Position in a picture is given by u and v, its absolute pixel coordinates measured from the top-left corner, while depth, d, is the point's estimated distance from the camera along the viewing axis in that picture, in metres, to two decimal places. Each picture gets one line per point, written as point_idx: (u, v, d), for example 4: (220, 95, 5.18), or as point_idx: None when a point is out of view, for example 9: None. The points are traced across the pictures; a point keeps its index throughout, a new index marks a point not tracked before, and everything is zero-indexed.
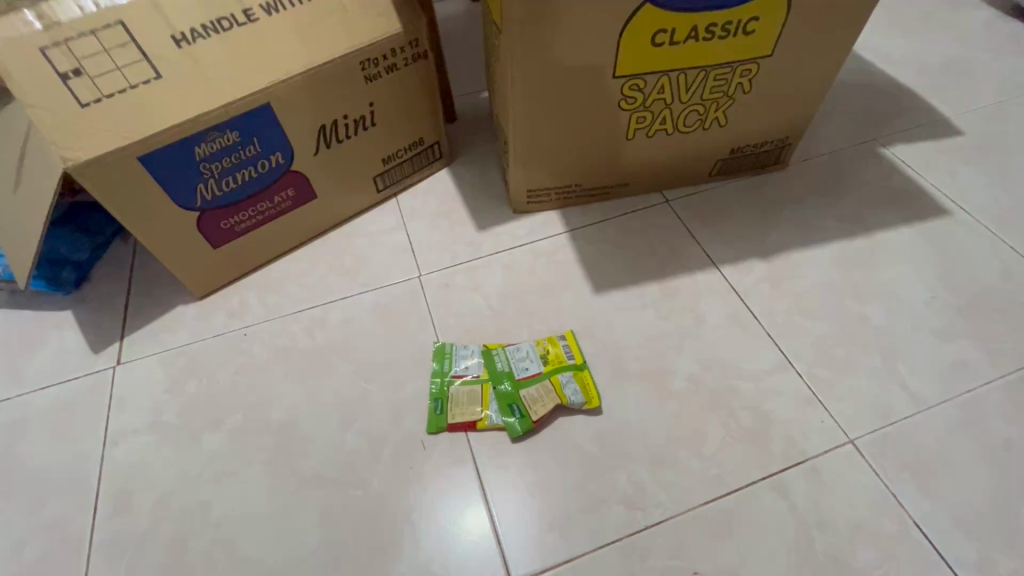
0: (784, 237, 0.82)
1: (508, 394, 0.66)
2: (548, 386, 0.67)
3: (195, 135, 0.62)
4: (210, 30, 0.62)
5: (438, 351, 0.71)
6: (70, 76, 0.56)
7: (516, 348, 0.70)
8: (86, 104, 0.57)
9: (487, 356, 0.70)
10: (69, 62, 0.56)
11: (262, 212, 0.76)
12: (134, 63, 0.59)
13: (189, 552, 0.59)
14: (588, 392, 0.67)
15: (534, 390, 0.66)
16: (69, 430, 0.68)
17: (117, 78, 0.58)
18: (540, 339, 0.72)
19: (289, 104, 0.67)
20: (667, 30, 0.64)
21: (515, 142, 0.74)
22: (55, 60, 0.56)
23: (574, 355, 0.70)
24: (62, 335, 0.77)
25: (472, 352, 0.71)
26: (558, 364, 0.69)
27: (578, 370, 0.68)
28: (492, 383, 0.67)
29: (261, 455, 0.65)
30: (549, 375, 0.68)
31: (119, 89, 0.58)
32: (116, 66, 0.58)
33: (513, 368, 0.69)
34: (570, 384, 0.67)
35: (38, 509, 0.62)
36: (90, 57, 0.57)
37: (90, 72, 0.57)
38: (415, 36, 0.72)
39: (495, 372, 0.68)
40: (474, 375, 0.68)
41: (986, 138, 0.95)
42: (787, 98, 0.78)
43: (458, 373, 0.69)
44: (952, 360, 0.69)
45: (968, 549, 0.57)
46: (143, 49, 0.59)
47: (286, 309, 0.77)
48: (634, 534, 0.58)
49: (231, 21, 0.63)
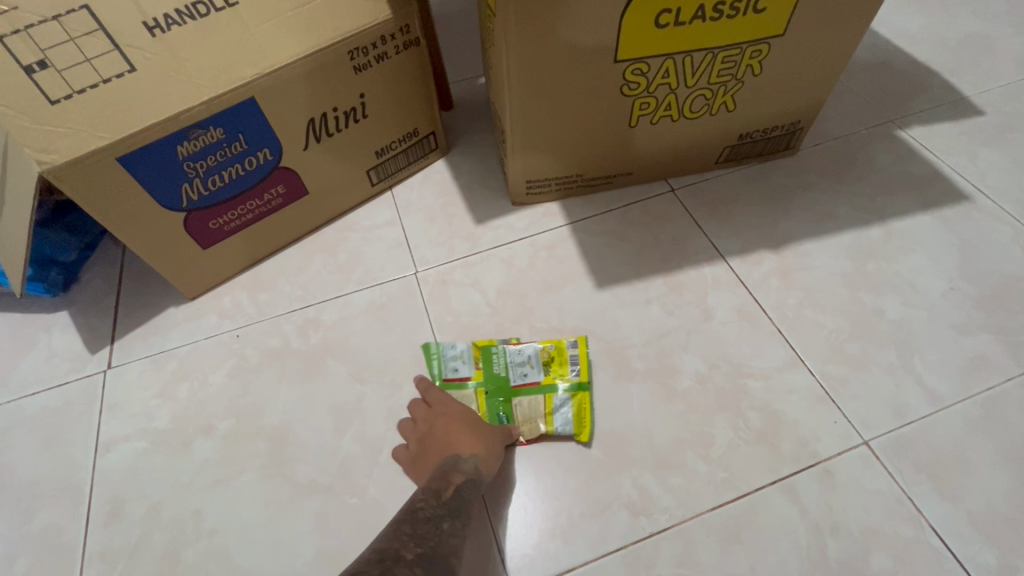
0: (795, 226, 0.79)
1: (501, 400, 0.65)
2: (540, 405, 0.64)
3: (177, 133, 0.60)
4: (186, 15, 0.57)
5: (430, 348, 0.68)
6: (34, 69, 0.52)
7: (519, 352, 0.67)
8: (56, 102, 0.53)
9: (485, 354, 0.67)
10: (31, 53, 0.51)
11: (252, 210, 0.73)
12: (104, 54, 0.54)
13: (183, 563, 0.58)
14: (580, 424, 0.63)
15: (527, 403, 0.65)
16: (61, 437, 0.67)
17: (88, 72, 0.54)
18: (545, 342, 0.68)
19: (275, 97, 0.64)
20: (672, 10, 0.60)
21: (513, 131, 0.71)
22: (17, 51, 0.50)
23: (579, 372, 0.65)
24: (52, 338, 0.75)
25: (462, 353, 0.68)
26: (559, 379, 0.65)
27: (576, 392, 0.65)
28: (489, 384, 0.66)
29: (256, 462, 0.64)
30: (545, 392, 0.65)
31: (91, 85, 0.54)
32: (85, 57, 0.53)
33: (511, 373, 0.66)
34: (563, 410, 0.63)
35: (31, 518, 0.62)
36: (55, 46, 0.52)
37: (56, 64, 0.52)
38: (406, 21, 0.69)
39: (493, 374, 0.66)
40: (473, 374, 0.67)
41: (1008, 118, 0.90)
42: (799, 81, 0.74)
43: (449, 374, 0.67)
44: (972, 354, 0.66)
45: (988, 555, 0.55)
46: (113, 38, 0.54)
47: (279, 309, 0.75)
48: (639, 540, 0.56)
49: (208, 6, 0.58)
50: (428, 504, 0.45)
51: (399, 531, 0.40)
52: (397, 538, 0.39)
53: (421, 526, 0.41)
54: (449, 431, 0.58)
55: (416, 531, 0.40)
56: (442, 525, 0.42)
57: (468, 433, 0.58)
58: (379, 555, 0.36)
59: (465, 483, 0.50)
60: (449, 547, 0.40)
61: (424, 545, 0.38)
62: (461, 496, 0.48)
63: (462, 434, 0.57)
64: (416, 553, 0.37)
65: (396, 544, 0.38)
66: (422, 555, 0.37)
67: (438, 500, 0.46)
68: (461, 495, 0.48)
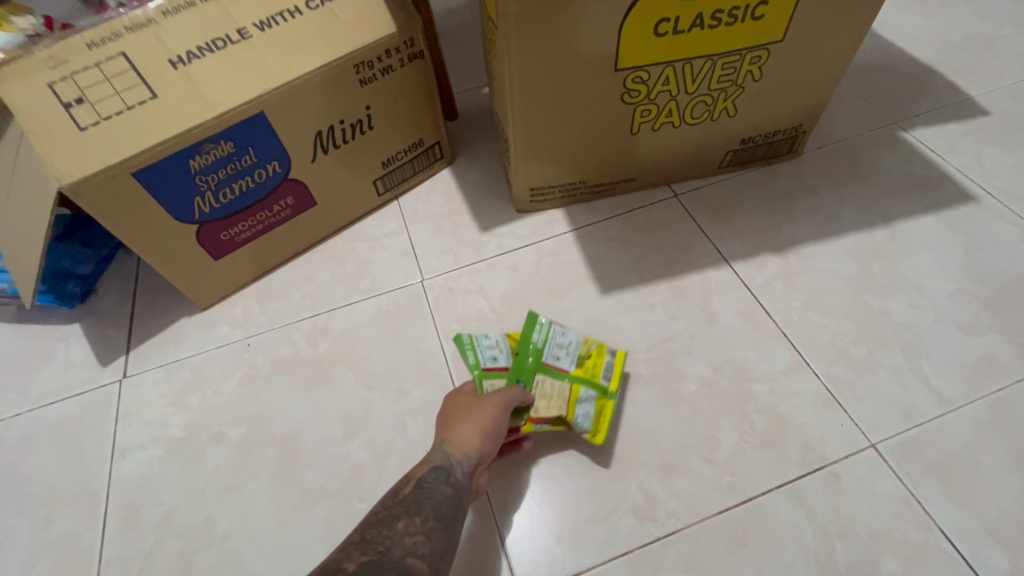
0: (799, 229, 0.79)
1: (527, 370, 0.64)
2: (565, 392, 0.63)
3: (189, 148, 0.62)
4: (206, 50, 0.62)
5: (464, 339, 0.66)
6: (72, 104, 0.57)
7: (563, 335, 0.67)
8: (85, 128, 0.57)
9: (528, 326, 0.67)
10: (72, 91, 0.57)
11: (261, 222, 0.75)
12: (132, 87, 0.59)
13: (196, 568, 0.59)
14: (598, 424, 0.61)
15: (552, 382, 0.64)
16: (79, 445, 0.68)
17: (116, 102, 0.58)
18: (591, 338, 0.67)
19: (285, 112, 0.66)
20: (670, 19, 0.61)
21: (516, 139, 0.72)
22: (60, 91, 0.57)
23: (611, 379, 0.64)
24: (69, 349, 0.77)
25: (498, 343, 0.67)
26: (589, 377, 0.64)
27: (602, 395, 0.63)
28: (521, 354, 0.65)
29: (267, 468, 0.65)
30: (572, 382, 0.64)
31: (117, 112, 0.58)
32: (116, 91, 0.58)
33: (546, 350, 0.66)
34: (585, 406, 0.62)
35: (49, 525, 0.63)
36: (93, 85, 0.58)
37: (91, 99, 0.57)
38: (410, 35, 0.70)
39: (528, 343, 0.66)
40: (507, 345, 0.66)
41: (1013, 117, 0.90)
42: (799, 86, 0.74)
43: (488, 364, 0.65)
44: (980, 355, 0.66)
45: (1000, 558, 0.54)
46: (141, 74, 0.59)
47: (289, 318, 0.77)
48: (645, 544, 0.57)
49: (225, 41, 0.63)
50: (384, 506, 0.45)
51: (351, 540, 0.41)
52: (345, 548, 0.39)
53: (373, 530, 0.41)
54: (444, 420, 0.57)
55: (365, 536, 0.40)
56: (394, 525, 0.42)
57: (449, 423, 0.56)
58: (322, 567, 0.37)
59: (428, 474, 0.49)
60: (402, 547, 0.40)
61: (370, 551, 0.39)
62: (421, 490, 0.47)
63: (451, 421, 0.56)
64: (360, 561, 0.37)
65: (341, 554, 0.38)
66: (364, 562, 0.37)
67: (395, 499, 0.46)
68: (421, 488, 0.47)
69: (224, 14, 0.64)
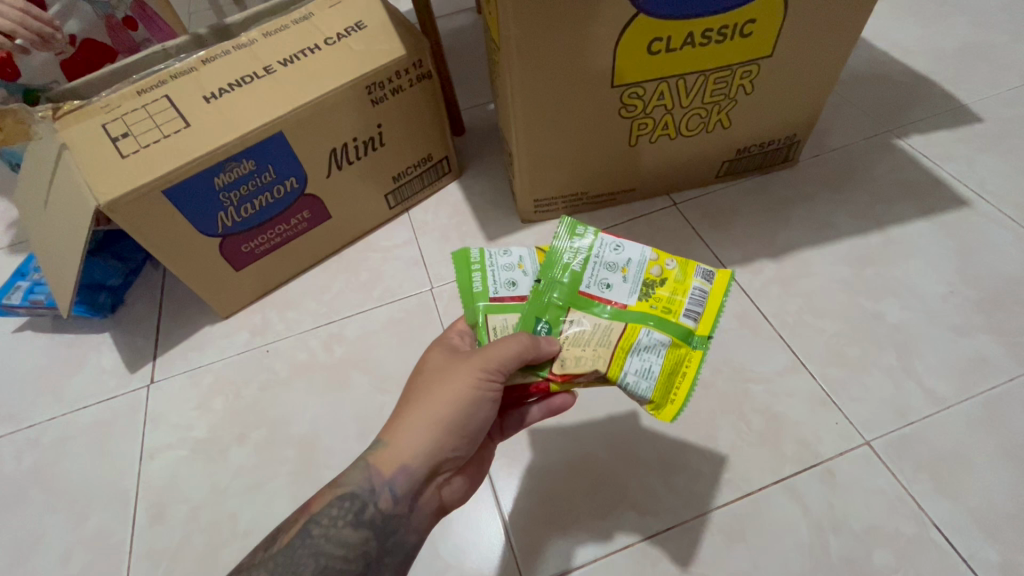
0: (795, 235, 0.81)
1: (559, 305, 0.53)
2: (617, 339, 0.51)
3: (214, 166, 0.66)
4: (235, 85, 0.67)
5: (474, 255, 0.55)
6: (119, 138, 0.62)
7: (618, 258, 0.55)
8: (126, 156, 0.62)
9: (559, 243, 0.55)
10: (119, 128, 0.62)
11: (280, 234, 0.79)
12: (170, 121, 0.64)
13: (220, 560, 0.63)
14: (660, 384, 0.50)
15: (600, 324, 0.52)
16: (110, 446, 0.73)
17: (155, 134, 0.63)
18: (661, 257, 0.55)
19: (302, 131, 0.71)
20: (662, 38, 0.65)
21: (520, 154, 0.76)
22: (110, 128, 0.62)
23: (691, 320, 0.52)
24: (100, 357, 0.82)
25: (516, 263, 0.55)
26: (656, 318, 0.52)
27: (678, 341, 0.51)
28: (549, 281, 0.54)
29: (286, 467, 0.68)
30: (631, 321, 0.52)
31: (155, 141, 0.63)
32: (156, 125, 0.64)
33: (589, 277, 0.54)
34: (645, 359, 0.50)
35: (84, 521, 0.67)
36: (137, 122, 0.63)
37: (135, 133, 0.63)
38: (418, 57, 0.75)
39: (563, 266, 0.54)
40: (529, 269, 0.55)
41: (1006, 124, 0.92)
42: (790, 98, 0.78)
43: (497, 292, 0.54)
44: (972, 355, 0.68)
45: (991, 550, 0.56)
46: (179, 109, 0.64)
47: (306, 325, 0.81)
48: (645, 538, 0.59)
49: (253, 77, 0.68)
50: (261, 557, 0.42)
51: None
52: None
53: None
54: (408, 393, 0.49)
55: None
56: None
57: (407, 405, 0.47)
58: None
59: (327, 515, 0.44)
60: None
61: None
62: (312, 537, 0.43)
63: (412, 402, 0.47)
64: None
65: None
66: None
67: (276, 548, 0.42)
68: (308, 538, 0.43)
69: (252, 53, 0.69)
